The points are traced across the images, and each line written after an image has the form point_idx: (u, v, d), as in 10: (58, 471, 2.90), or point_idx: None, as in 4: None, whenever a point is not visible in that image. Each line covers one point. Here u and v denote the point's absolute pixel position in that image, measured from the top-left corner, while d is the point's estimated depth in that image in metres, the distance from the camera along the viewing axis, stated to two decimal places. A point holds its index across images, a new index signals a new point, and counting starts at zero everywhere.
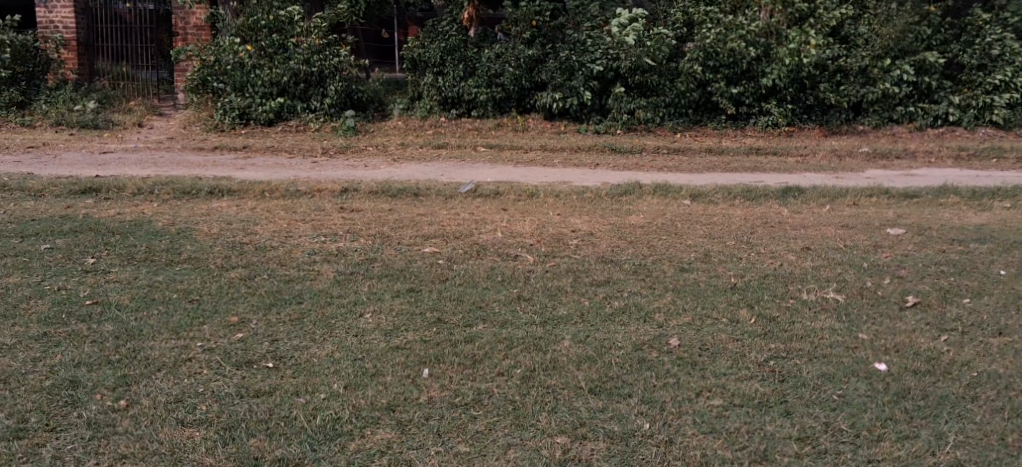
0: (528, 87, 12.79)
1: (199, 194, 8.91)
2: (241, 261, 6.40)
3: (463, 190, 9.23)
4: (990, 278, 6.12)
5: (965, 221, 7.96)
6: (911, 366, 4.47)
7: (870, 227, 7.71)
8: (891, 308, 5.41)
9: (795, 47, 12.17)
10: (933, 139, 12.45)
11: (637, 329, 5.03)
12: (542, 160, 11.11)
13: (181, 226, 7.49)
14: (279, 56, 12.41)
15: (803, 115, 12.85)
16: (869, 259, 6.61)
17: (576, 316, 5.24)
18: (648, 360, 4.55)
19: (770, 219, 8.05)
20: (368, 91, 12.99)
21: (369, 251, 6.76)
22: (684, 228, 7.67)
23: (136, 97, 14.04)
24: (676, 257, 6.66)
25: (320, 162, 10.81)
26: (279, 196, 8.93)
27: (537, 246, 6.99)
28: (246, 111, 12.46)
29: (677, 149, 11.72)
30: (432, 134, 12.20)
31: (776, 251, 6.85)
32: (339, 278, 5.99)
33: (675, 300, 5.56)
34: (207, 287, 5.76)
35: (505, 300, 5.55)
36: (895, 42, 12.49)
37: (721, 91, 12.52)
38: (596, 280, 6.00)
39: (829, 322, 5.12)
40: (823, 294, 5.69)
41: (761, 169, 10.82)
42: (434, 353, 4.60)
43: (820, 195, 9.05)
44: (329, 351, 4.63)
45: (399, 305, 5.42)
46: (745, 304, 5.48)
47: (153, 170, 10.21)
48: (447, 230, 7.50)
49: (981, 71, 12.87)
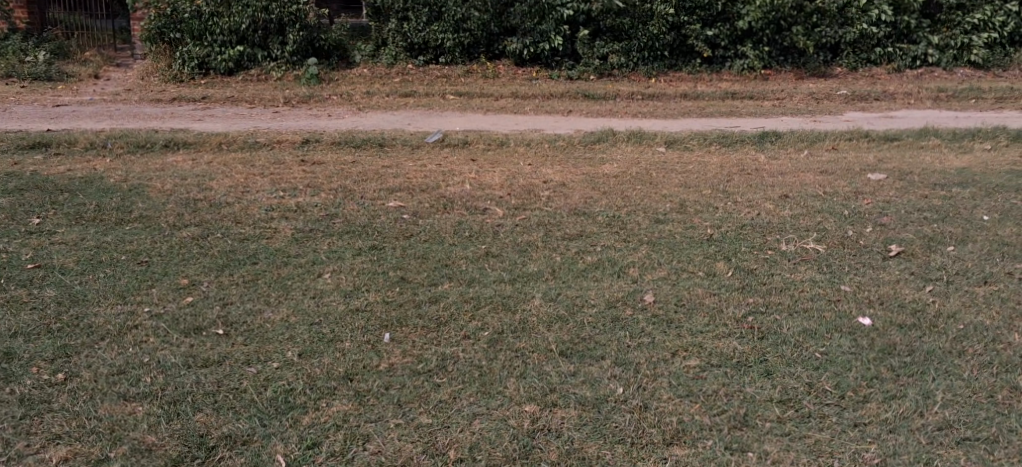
0: (497, 33, 12.41)
1: (154, 148, 8.52)
2: (194, 219, 6.07)
3: (430, 139, 8.90)
4: (974, 224, 5.93)
5: (947, 165, 7.76)
6: (896, 320, 4.27)
7: (849, 173, 7.50)
8: (873, 258, 5.21)
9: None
10: (911, 81, 12.23)
11: (610, 285, 4.80)
12: (513, 107, 10.77)
13: (134, 183, 7.12)
14: (236, 3, 11.86)
15: (779, 58, 12.59)
16: (850, 207, 6.39)
17: (547, 273, 5.00)
18: (622, 319, 4.31)
19: (746, 166, 7.82)
20: (330, 39, 12.53)
21: (330, 206, 6.45)
22: (658, 176, 7.43)
23: (91, 48, 13.45)
24: (651, 208, 6.41)
25: (282, 112, 10.43)
26: (237, 149, 8.57)
27: (506, 198, 6.70)
28: (206, 61, 12.00)
29: (652, 94, 11.42)
30: (399, 81, 11.80)
31: (753, 200, 6.62)
32: (297, 236, 5.69)
33: (650, 254, 5.33)
34: (158, 247, 5.42)
35: (472, 256, 5.29)
36: None
37: (696, 33, 12.22)
38: (568, 234, 5.75)
39: (809, 274, 4.92)
40: (803, 244, 5.47)
41: (737, 113, 10.57)
42: (395, 316, 4.34)
43: (798, 139, 8.83)
44: (283, 315, 4.35)
45: (361, 264, 5.15)
46: (722, 257, 5.25)
47: (108, 123, 9.79)
48: (412, 182, 7.20)
49: (959, 10, 12.65)
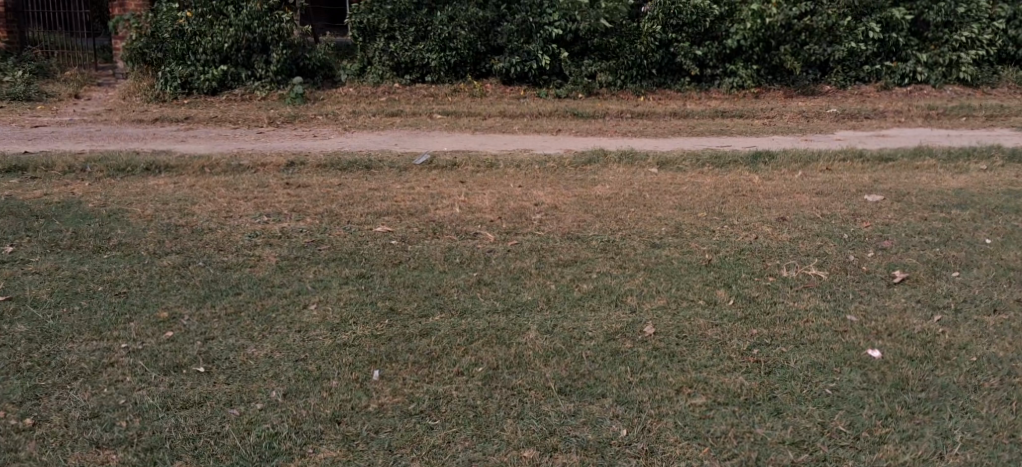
0: (483, 51, 12.25)
1: (135, 171, 8.30)
2: (176, 246, 5.86)
3: (418, 161, 8.70)
4: (976, 248, 5.79)
5: (944, 185, 7.64)
6: (906, 352, 4.11)
7: (846, 194, 7.36)
8: (877, 285, 5.05)
9: (756, 6, 11.83)
10: (900, 99, 12.16)
11: (608, 316, 4.62)
12: (501, 126, 10.61)
13: (113, 208, 6.89)
14: (219, 22, 11.70)
15: (768, 76, 12.49)
16: (849, 229, 6.25)
17: (542, 302, 4.81)
18: (622, 352, 4.14)
19: (740, 187, 7.68)
20: (316, 58, 12.34)
21: (316, 231, 6.26)
22: (652, 198, 7.27)
23: (73, 68, 13.22)
24: (647, 232, 6.25)
25: (267, 133, 10.23)
26: (220, 172, 8.36)
27: (497, 222, 6.52)
28: (189, 81, 11.78)
29: (641, 113, 11.29)
30: (385, 101, 11.63)
31: (750, 223, 6.46)
32: (283, 264, 5.49)
33: (648, 281, 5.16)
34: (137, 277, 5.19)
35: (464, 285, 5.10)
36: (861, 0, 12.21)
37: (684, 51, 12.11)
38: (562, 260, 5.57)
39: (813, 303, 4.75)
40: (805, 270, 5.31)
41: (728, 132, 10.44)
42: (385, 351, 4.14)
43: (792, 160, 8.69)
44: (267, 351, 4.15)
45: (348, 294, 4.95)
46: (722, 284, 5.09)
47: (89, 145, 9.56)
48: (400, 205, 7.01)
49: (947, 28, 12.58)
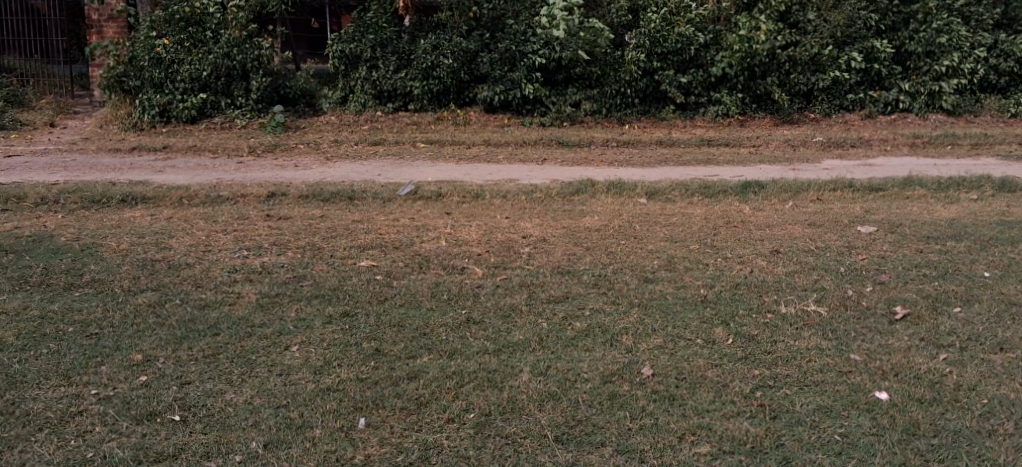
0: (467, 80, 12.11)
1: (111, 202, 8.07)
2: (152, 283, 5.64)
3: (402, 191, 8.52)
4: (975, 281, 5.67)
5: (936, 216, 7.55)
6: (914, 393, 3.98)
7: (838, 225, 7.25)
8: (878, 322, 4.90)
9: (738, 35, 11.82)
10: (885, 127, 12.13)
11: (603, 356, 4.43)
12: (486, 155, 10.45)
13: (87, 242, 6.66)
14: (197, 50, 11.58)
15: (753, 104, 12.44)
16: (845, 262, 6.13)
17: (534, 342, 4.62)
18: (620, 396, 3.97)
19: (732, 218, 7.56)
20: (297, 87, 12.28)
21: (297, 266, 6.06)
22: (643, 230, 7.13)
23: (49, 96, 12.98)
24: (639, 266, 6.09)
25: (247, 163, 10.02)
26: (199, 203, 8.14)
27: (485, 256, 6.34)
28: (167, 109, 11.55)
29: (627, 141, 11.18)
30: (368, 129, 11.47)
31: (744, 256, 6.33)
32: (263, 302, 5.27)
33: (643, 319, 4.98)
34: (110, 316, 4.97)
35: (453, 324, 4.90)
36: (843, 29, 12.23)
37: (669, 79, 12.04)
38: (553, 296, 5.40)
39: (814, 341, 4.60)
40: (804, 306, 5.15)
41: (714, 161, 10.34)
42: (371, 396, 3.94)
43: (781, 190, 8.57)
44: (247, 397, 3.93)
45: (331, 334, 4.74)
46: (720, 321, 4.92)
47: (64, 175, 9.31)
48: (386, 238, 6.83)
49: (928, 58, 12.57)
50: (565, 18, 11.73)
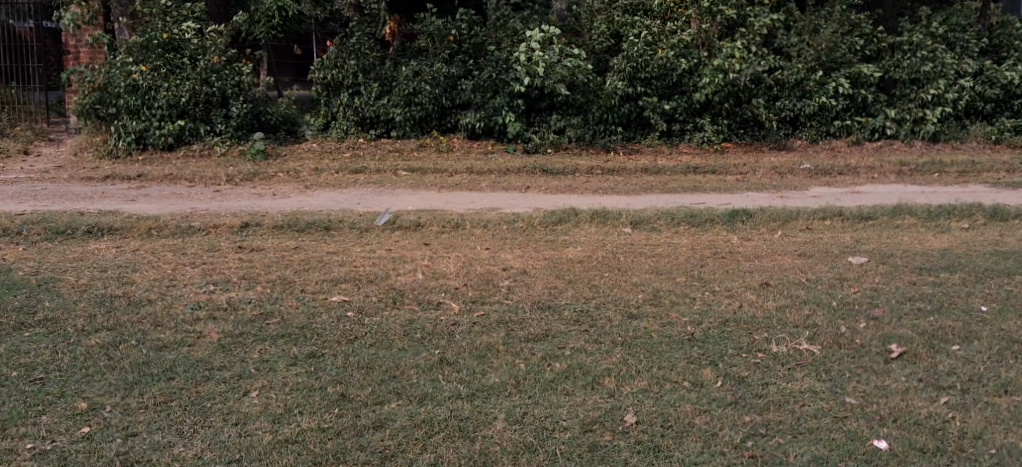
0: (449, 106, 11.87)
1: (75, 234, 7.75)
2: (109, 321, 5.34)
3: (379, 221, 8.24)
4: (973, 317, 5.42)
5: (928, 245, 7.35)
6: (916, 442, 3.76)
7: (829, 256, 7.02)
8: (874, 361, 4.63)
9: (718, 62, 11.70)
10: (872, 154, 11.93)
11: (583, 401, 4.16)
12: (469, 183, 10.20)
13: (44, 277, 6.36)
14: (174, 76, 11.34)
15: (739, 131, 12.25)
16: (836, 296, 5.87)
17: (511, 385, 4.34)
18: (601, 447, 3.76)
19: (719, 248, 7.32)
20: (277, 113, 12.03)
21: (265, 302, 5.77)
22: (628, 262, 6.86)
23: (23, 123, 12.69)
24: (623, 300, 5.82)
25: (224, 191, 9.73)
26: (168, 234, 7.83)
27: (462, 290, 6.07)
28: (143, 136, 11.22)
29: (611, 169, 10.94)
30: (350, 156, 11.20)
31: (733, 289, 6.08)
32: (224, 343, 4.97)
33: (626, 359, 4.71)
34: (59, 359, 4.70)
35: (425, 365, 4.61)
36: (827, 53, 12.21)
37: (652, 106, 11.88)
38: (532, 334, 5.11)
39: (808, 383, 4.35)
40: (796, 345, 4.88)
41: (701, 189, 10.11)
42: (331, 449, 3.74)
43: (769, 218, 8.34)
44: (196, 450, 3.74)
45: (294, 378, 4.46)
46: (708, 362, 4.66)
47: (31, 205, 9.00)
48: (360, 271, 6.55)
49: (914, 85, 12.45)
50: (543, 47, 11.61)
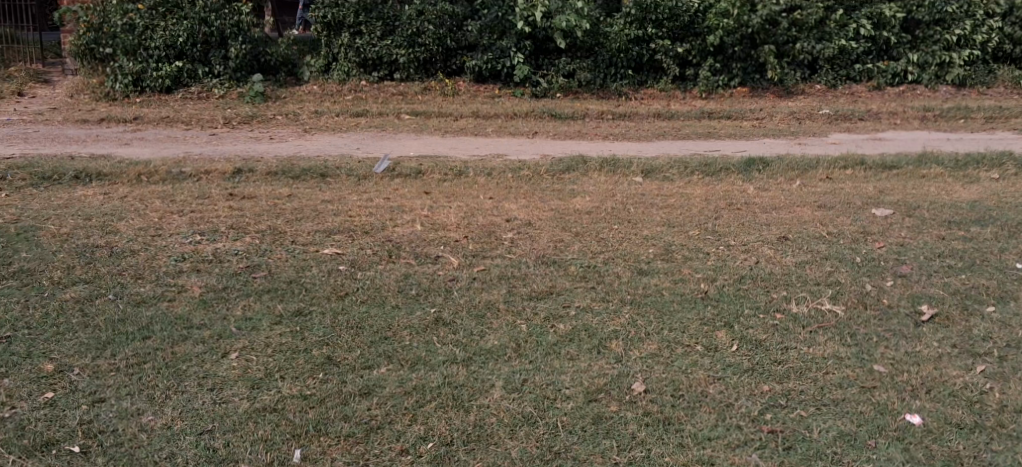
0: (454, 48, 11.41)
1: (62, 179, 7.42)
2: (88, 273, 5.04)
3: (378, 168, 7.87)
4: (1008, 275, 5.07)
5: (956, 197, 6.94)
6: (951, 417, 3.45)
7: (851, 208, 6.64)
8: (903, 325, 4.30)
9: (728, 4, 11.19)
10: (893, 99, 11.46)
11: (588, 367, 3.86)
12: (474, 128, 9.82)
13: (24, 225, 6.04)
14: (172, 16, 10.92)
15: (754, 75, 11.75)
16: (860, 252, 5.51)
17: (511, 350, 4.05)
18: (606, 419, 3.47)
19: (735, 200, 6.94)
20: (277, 54, 11.54)
21: (253, 254, 5.44)
22: (639, 213, 6.49)
23: (18, 62, 12.28)
24: (633, 255, 5.48)
25: (221, 135, 9.37)
26: (159, 180, 7.49)
27: (463, 242, 5.73)
28: (141, 77, 10.80)
29: (623, 113, 10.52)
30: (351, 99, 10.79)
31: (749, 243, 5.72)
32: (207, 298, 4.66)
33: (635, 320, 4.39)
34: (29, 315, 4.41)
35: (419, 326, 4.30)
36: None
37: (665, 49, 11.40)
38: (535, 292, 4.78)
39: (831, 348, 4.02)
40: (817, 305, 4.55)
41: (715, 135, 9.69)
42: (312, 420, 3.48)
43: (788, 168, 7.93)
44: (166, 420, 3.49)
45: (278, 339, 4.16)
46: (722, 324, 4.33)
47: (20, 148, 8.66)
48: (357, 221, 6.21)
49: (938, 26, 11.87)
50: None
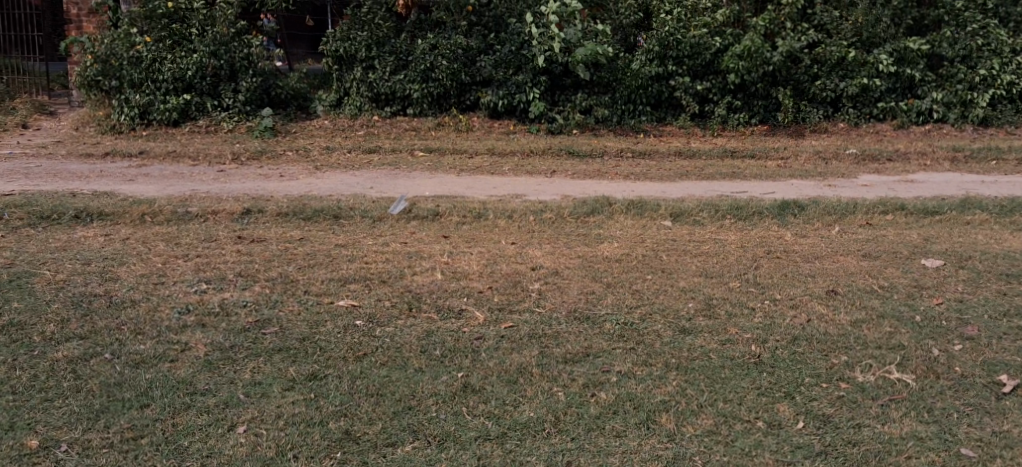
0: (468, 82, 11.05)
1: (61, 219, 7.03)
2: (84, 327, 4.63)
3: (394, 209, 7.48)
4: None
5: (1008, 245, 6.55)
6: None
7: (898, 258, 6.22)
8: (984, 398, 3.91)
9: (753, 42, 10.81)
10: (921, 138, 11.07)
11: (640, 447, 3.53)
12: (490, 166, 9.43)
13: (19, 270, 5.64)
14: (180, 48, 10.57)
15: (776, 113, 11.40)
16: (918, 309, 5.09)
17: (550, 424, 3.66)
18: None
19: (772, 247, 6.53)
20: (288, 87, 11.19)
21: (263, 306, 5.03)
22: (673, 262, 6.08)
23: (22, 94, 11.95)
24: (672, 310, 5.06)
25: (229, 171, 9.00)
26: (163, 221, 7.09)
27: (488, 294, 5.32)
28: (147, 111, 10.47)
29: (643, 152, 10.14)
30: (363, 134, 10.46)
31: (796, 298, 5.30)
32: (212, 358, 4.24)
33: (683, 387, 3.98)
34: (15, 378, 4.00)
35: (446, 394, 3.89)
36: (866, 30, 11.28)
37: (684, 86, 11.09)
38: (570, 353, 4.36)
39: (909, 427, 3.66)
40: (884, 373, 4.12)
41: (740, 176, 9.27)
42: None
43: (824, 212, 7.52)
44: None
45: (290, 407, 3.76)
46: (782, 394, 3.91)
47: (20, 184, 8.28)
48: (373, 268, 5.80)
49: (964, 63, 11.48)
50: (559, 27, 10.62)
